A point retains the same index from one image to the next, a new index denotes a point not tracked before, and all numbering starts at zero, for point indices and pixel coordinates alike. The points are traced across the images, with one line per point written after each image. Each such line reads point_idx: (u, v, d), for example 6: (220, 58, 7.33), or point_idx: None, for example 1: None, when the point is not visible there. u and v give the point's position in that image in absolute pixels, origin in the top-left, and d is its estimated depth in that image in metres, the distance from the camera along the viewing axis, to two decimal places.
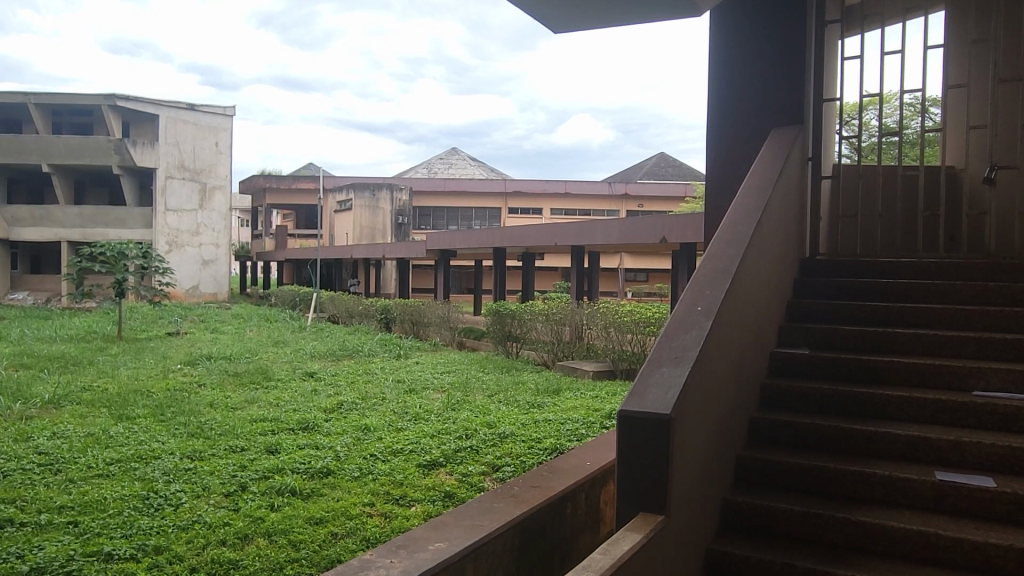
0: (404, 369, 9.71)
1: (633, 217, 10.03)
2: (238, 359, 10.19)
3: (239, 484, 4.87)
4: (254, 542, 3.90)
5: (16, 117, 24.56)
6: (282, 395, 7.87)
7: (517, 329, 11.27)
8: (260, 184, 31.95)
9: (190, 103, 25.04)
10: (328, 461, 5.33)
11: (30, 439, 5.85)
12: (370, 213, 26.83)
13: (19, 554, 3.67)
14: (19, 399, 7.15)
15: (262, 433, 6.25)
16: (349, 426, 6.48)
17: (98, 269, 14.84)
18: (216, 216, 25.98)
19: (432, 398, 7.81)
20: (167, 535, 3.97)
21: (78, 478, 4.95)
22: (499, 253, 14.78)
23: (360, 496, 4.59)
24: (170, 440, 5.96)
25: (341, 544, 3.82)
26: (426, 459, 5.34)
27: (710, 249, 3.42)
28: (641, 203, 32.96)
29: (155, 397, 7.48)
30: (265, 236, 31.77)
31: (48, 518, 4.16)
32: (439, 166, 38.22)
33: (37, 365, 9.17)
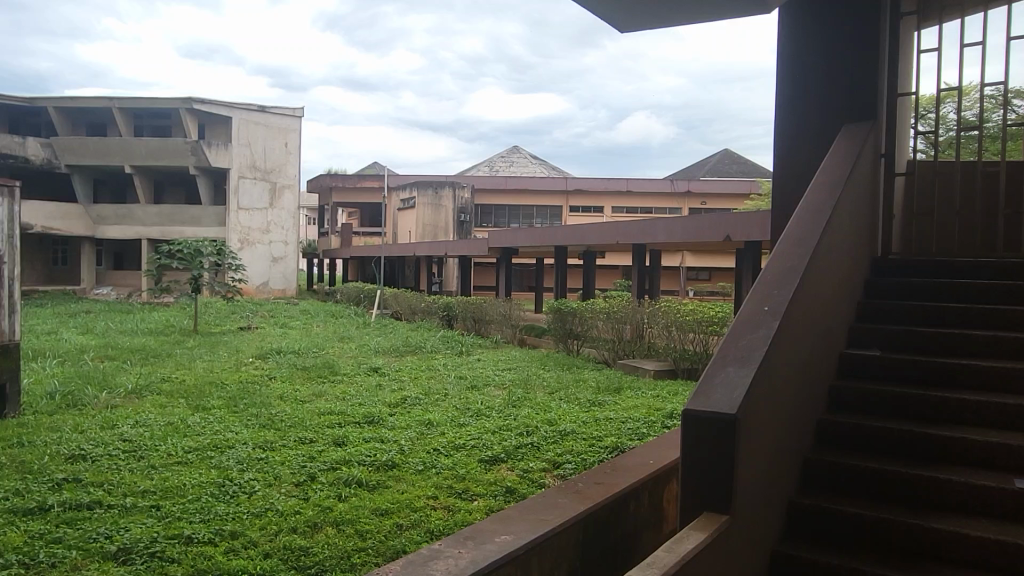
0: (467, 365, 9.86)
1: (696, 214, 9.89)
2: (306, 353, 10.50)
3: (308, 474, 5.04)
4: (323, 531, 4.04)
5: (100, 121, 25.81)
6: (348, 389, 8.10)
7: (578, 327, 11.25)
8: (327, 183, 32.79)
9: (261, 105, 25.81)
10: (393, 455, 5.47)
11: (116, 426, 6.18)
12: (432, 210, 27.15)
13: (107, 535, 3.89)
14: (105, 388, 7.58)
15: (330, 425, 6.45)
16: (413, 420, 6.63)
17: (176, 265, 15.50)
18: (285, 214, 26.83)
19: (494, 394, 7.91)
20: (242, 521, 4.15)
21: (159, 464, 5.23)
22: (559, 251, 14.77)
23: (424, 489, 4.70)
24: (243, 430, 6.20)
25: (406, 535, 3.92)
26: (487, 454, 5.43)
27: (778, 249, 3.36)
28: (704, 201, 32.54)
29: (229, 389, 7.80)
30: (331, 233, 32.56)
31: (132, 502, 4.41)
32: (499, 165, 38.39)
33: (121, 356, 9.69)
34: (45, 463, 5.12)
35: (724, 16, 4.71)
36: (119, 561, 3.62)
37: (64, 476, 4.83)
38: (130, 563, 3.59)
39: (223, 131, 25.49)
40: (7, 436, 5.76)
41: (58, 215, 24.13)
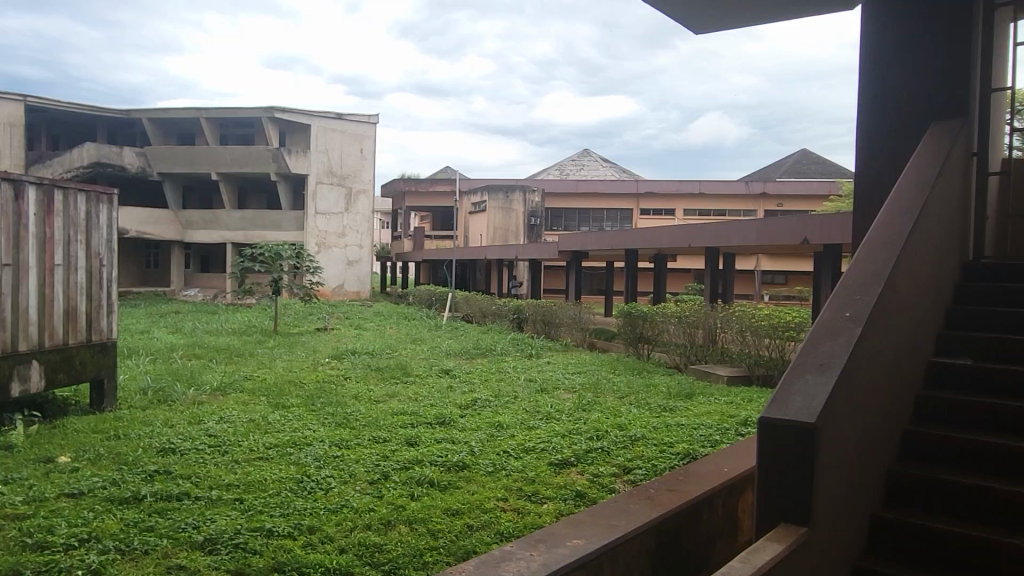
0: (536, 368, 9.88)
1: (773, 217, 9.61)
2: (380, 354, 10.75)
3: (382, 472, 5.16)
4: (396, 528, 4.13)
5: (189, 131, 27.09)
6: (420, 390, 8.26)
7: (648, 331, 11.11)
8: (400, 188, 33.44)
9: (338, 112, 26.54)
10: (464, 456, 5.54)
11: (202, 422, 6.48)
12: (503, 214, 27.33)
13: (195, 525, 4.09)
14: (193, 385, 7.95)
15: (403, 426, 6.58)
16: (484, 422, 6.70)
17: (258, 268, 16.11)
18: (360, 218, 27.53)
19: (563, 398, 7.90)
20: (320, 516, 4.28)
21: (241, 459, 5.45)
22: (631, 254, 14.61)
23: (494, 491, 4.75)
24: (320, 429, 6.40)
25: (477, 536, 3.97)
26: (557, 457, 5.44)
27: (860, 253, 3.25)
28: (780, 203, 31.70)
29: (306, 388, 8.07)
30: (404, 237, 33.18)
31: (218, 495, 4.61)
32: (570, 168, 38.26)
33: (207, 355, 10.15)
34: (140, 455, 5.42)
35: (803, 14, 4.60)
36: (206, 550, 3.79)
37: (155, 468, 5.09)
38: (216, 553, 3.76)
39: (302, 138, 26.35)
40: (106, 428, 6.13)
41: (150, 220, 25.48)
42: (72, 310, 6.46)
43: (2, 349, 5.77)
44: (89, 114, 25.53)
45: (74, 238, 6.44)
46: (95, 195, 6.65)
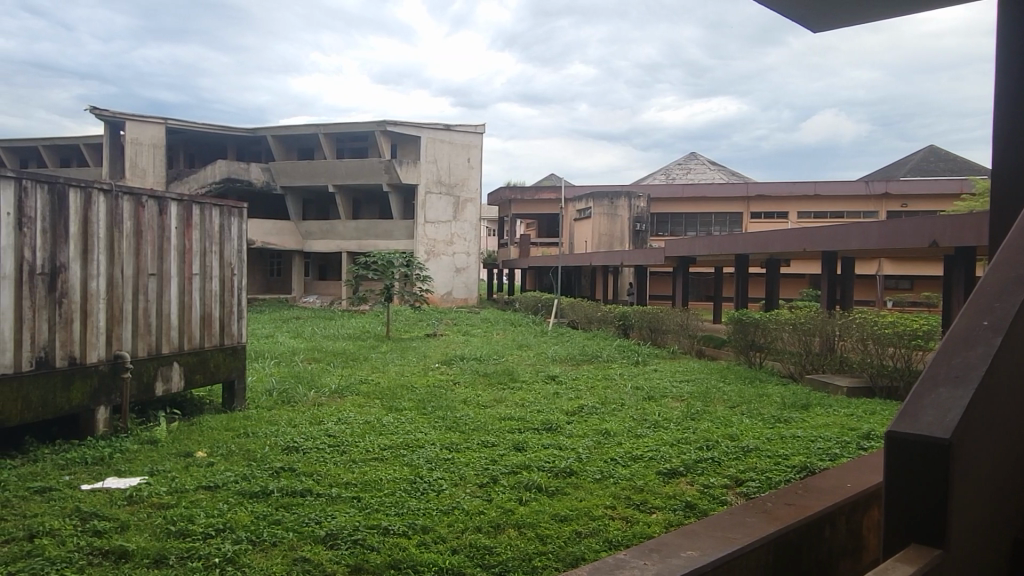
0: (643, 375, 9.76)
1: (898, 219, 9.04)
2: (488, 360, 10.94)
3: (491, 476, 5.26)
4: (506, 532, 4.20)
5: (307, 145, 28.56)
6: (528, 396, 8.33)
7: (761, 339, 10.71)
8: (506, 196, 33.89)
9: (447, 124, 27.19)
10: (571, 462, 5.56)
11: (323, 422, 6.83)
12: (608, 219, 27.13)
13: (318, 520, 4.32)
14: (314, 388, 8.40)
15: (511, 431, 6.68)
16: (591, 429, 6.69)
17: (372, 276, 16.76)
18: (468, 227, 28.16)
19: (672, 406, 7.76)
20: (433, 517, 4.41)
21: (359, 459, 5.70)
22: (741, 259, 14.16)
23: (602, 498, 4.75)
24: (431, 431, 6.60)
25: (586, 542, 3.99)
26: (666, 467, 5.36)
27: (997, 259, 3.03)
28: (904, 203, 29.87)
29: (418, 392, 8.35)
30: (509, 244, 33.58)
31: (338, 492, 4.85)
32: (676, 172, 37.51)
33: (326, 359, 10.67)
34: (267, 452, 5.78)
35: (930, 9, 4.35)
36: (327, 545, 4.00)
37: (281, 465, 5.42)
38: (337, 547, 3.95)
39: (413, 149, 27.19)
40: (237, 426, 6.57)
41: (274, 231, 27.07)
42: (207, 315, 6.97)
43: (148, 351, 6.30)
44: (218, 133, 27.40)
45: (209, 249, 6.95)
46: (227, 209, 7.15)
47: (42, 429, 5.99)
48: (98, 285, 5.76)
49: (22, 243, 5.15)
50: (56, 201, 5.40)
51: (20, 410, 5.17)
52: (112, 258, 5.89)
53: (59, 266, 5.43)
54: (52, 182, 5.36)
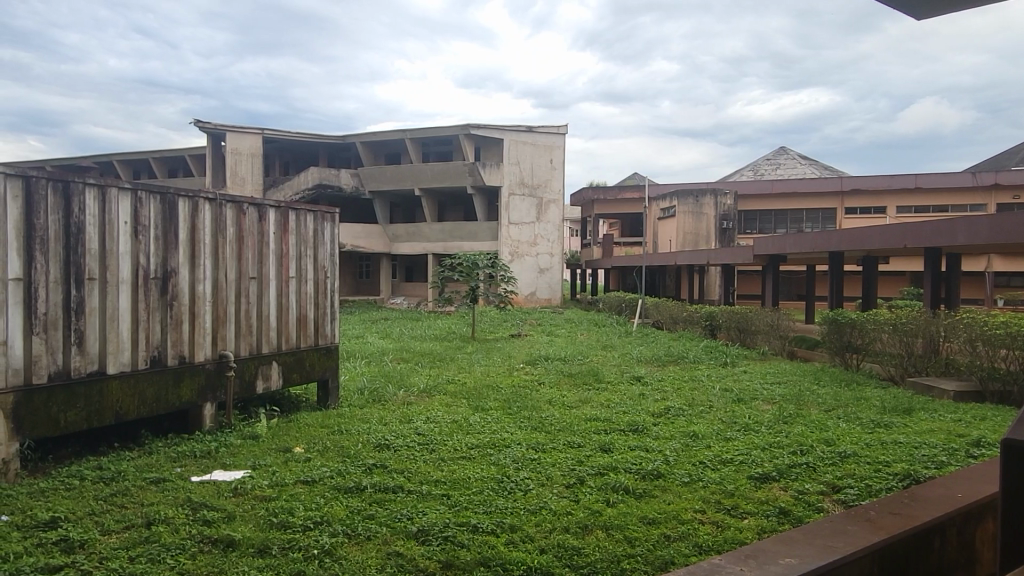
0: (732, 377, 9.51)
1: (1011, 212, 8.46)
2: (573, 360, 10.92)
3: (578, 477, 5.26)
4: (593, 533, 4.19)
5: (393, 150, 29.29)
6: (613, 397, 8.27)
7: (858, 340, 10.27)
8: (588, 195, 33.74)
9: (529, 125, 27.30)
10: (659, 464, 5.50)
11: (412, 421, 7.01)
12: (693, 218, 26.55)
13: (409, 516, 4.43)
14: (402, 387, 8.63)
15: (596, 432, 6.66)
16: (678, 432, 6.59)
17: (457, 277, 17.04)
18: (551, 227, 28.22)
19: (763, 409, 7.55)
20: (520, 516, 4.46)
21: (448, 457, 5.82)
22: (835, 256, 13.61)
23: (691, 502, 4.67)
24: (517, 431, 6.66)
25: (675, 546, 3.94)
26: (757, 471, 5.23)
27: None
28: (1016, 195, 27.97)
29: (504, 392, 8.43)
30: (592, 244, 33.41)
31: (428, 489, 4.97)
32: (765, 168, 36.34)
33: (414, 359, 10.93)
34: (360, 449, 5.98)
35: None
36: (419, 540, 4.10)
37: (373, 462, 5.60)
38: (428, 544, 4.05)
39: (496, 152, 27.37)
40: (331, 423, 6.83)
41: (362, 234, 27.91)
42: (303, 316, 7.26)
43: (250, 351, 6.63)
44: (310, 141, 28.47)
45: (304, 253, 7.25)
46: (321, 214, 7.43)
47: (155, 423, 6.40)
48: (204, 289, 6.11)
49: (137, 250, 5.52)
50: (167, 210, 5.76)
51: (136, 405, 5.55)
52: (216, 263, 6.23)
53: (170, 270, 5.79)
54: (163, 192, 5.72)
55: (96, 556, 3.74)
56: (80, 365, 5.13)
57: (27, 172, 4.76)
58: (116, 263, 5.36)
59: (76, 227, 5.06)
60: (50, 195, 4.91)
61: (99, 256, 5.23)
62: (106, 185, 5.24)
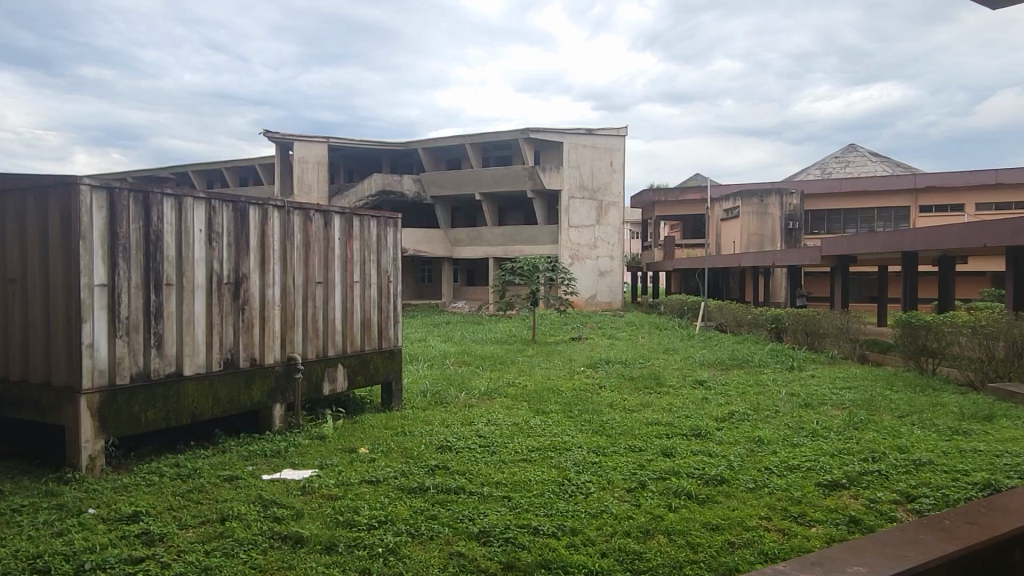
0: (799, 382, 9.25)
1: None
2: (633, 364, 10.84)
3: (639, 481, 5.23)
4: (655, 538, 4.16)
5: (454, 156, 29.62)
6: (675, 401, 8.17)
7: (934, 343, 9.84)
8: (649, 197, 33.36)
9: (589, 128, 27.19)
10: (722, 470, 5.40)
11: (473, 423, 7.08)
12: (758, 219, 25.94)
13: (470, 517, 4.49)
14: (464, 390, 8.72)
15: (658, 436, 6.60)
16: (742, 437, 6.46)
17: (518, 281, 17.10)
18: (611, 230, 28.04)
19: (832, 415, 7.32)
20: (581, 519, 4.45)
21: (508, 460, 5.86)
22: (908, 257, 13.09)
23: (756, 508, 4.58)
24: (578, 435, 6.66)
25: (740, 553, 3.87)
26: (826, 478, 5.09)
27: None
28: None
29: (564, 395, 8.42)
30: (653, 246, 33.00)
31: (489, 491, 5.02)
32: (833, 166, 35.24)
33: (475, 362, 11.03)
34: (423, 450, 6.09)
35: None
36: (480, 541, 4.15)
37: (436, 463, 5.69)
38: (489, 544, 4.10)
39: (556, 155, 27.36)
40: (395, 425, 6.96)
41: (425, 239, 28.33)
42: (367, 320, 7.43)
43: (317, 353, 6.83)
44: (373, 149, 29.06)
45: (368, 258, 7.42)
46: (384, 220, 7.59)
47: (228, 423, 6.66)
48: (273, 293, 6.33)
49: (211, 256, 5.76)
50: (239, 218, 5.99)
51: (211, 406, 5.79)
52: (285, 268, 6.44)
53: (241, 276, 6.02)
54: (235, 201, 5.95)
55: (175, 549, 3.92)
56: (159, 366, 5.39)
57: (110, 184, 5.02)
58: (191, 269, 5.61)
59: (156, 235, 5.32)
60: (132, 204, 5.18)
61: (176, 262, 5.49)
62: (183, 195, 5.49)
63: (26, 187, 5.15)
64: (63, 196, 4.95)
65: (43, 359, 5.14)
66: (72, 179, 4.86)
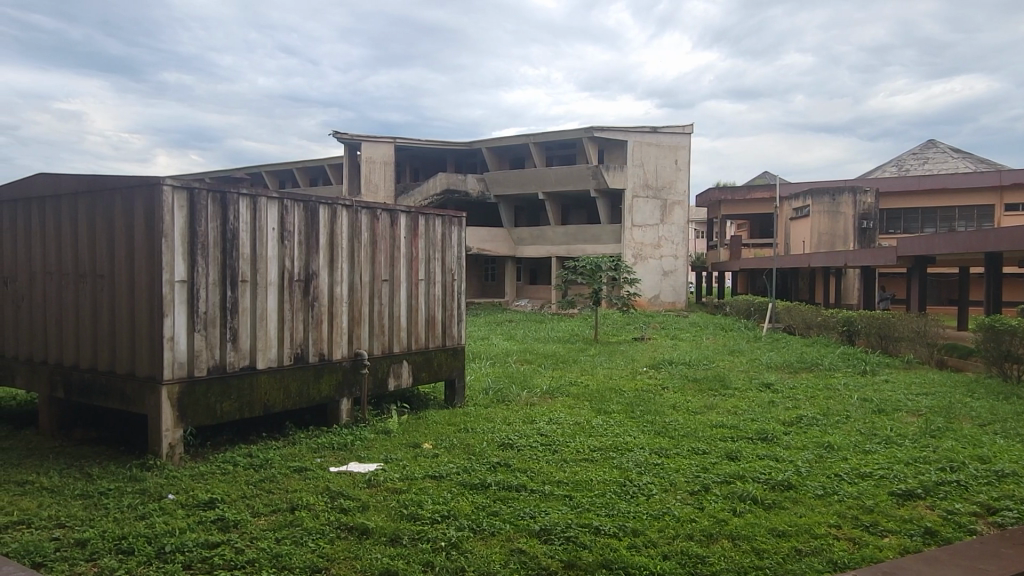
0: (872, 386, 8.93)
1: None
2: (698, 366, 10.68)
3: (703, 484, 5.15)
4: (719, 542, 4.10)
5: (518, 155, 29.71)
6: (740, 404, 8.00)
7: (1020, 349, 9.36)
8: (716, 196, 32.71)
9: (654, 126, 26.85)
10: (790, 475, 5.28)
11: (535, 421, 7.11)
12: (830, 218, 25.12)
13: (532, 515, 4.52)
14: (527, 388, 8.77)
15: (723, 439, 6.49)
16: (811, 442, 6.29)
17: (580, 280, 17.04)
18: (676, 229, 27.66)
19: (907, 421, 7.06)
20: (643, 521, 4.42)
21: (570, 459, 5.86)
22: (992, 257, 12.49)
23: (825, 516, 4.46)
24: (640, 435, 6.61)
25: (807, 561, 3.78)
26: (900, 487, 4.91)
27: None
28: None
29: (627, 395, 8.37)
30: (719, 245, 32.37)
31: (550, 489, 5.03)
32: (911, 162, 33.81)
33: (537, 361, 11.06)
34: (485, 447, 6.15)
35: None
36: (542, 539, 4.18)
37: (498, 460, 5.74)
38: (551, 543, 4.11)
39: (620, 154, 27.13)
40: (458, 421, 7.06)
41: (488, 238, 28.54)
42: (431, 318, 7.54)
43: (382, 350, 6.98)
44: (438, 149, 29.42)
45: (432, 257, 7.53)
46: (449, 219, 7.68)
47: (298, 416, 6.88)
48: (342, 291, 6.50)
49: (283, 254, 5.96)
50: (310, 217, 6.18)
51: (282, 399, 6.00)
52: (353, 266, 6.61)
53: (312, 273, 6.21)
54: (306, 201, 6.14)
55: (248, 536, 4.09)
56: (234, 360, 5.61)
57: (190, 185, 5.26)
58: (265, 267, 5.81)
59: (232, 234, 5.54)
60: (210, 204, 5.40)
61: (251, 260, 5.70)
62: (258, 195, 5.69)
63: (114, 188, 5.43)
64: (148, 196, 5.21)
65: (128, 351, 5.42)
66: (156, 180, 5.11)
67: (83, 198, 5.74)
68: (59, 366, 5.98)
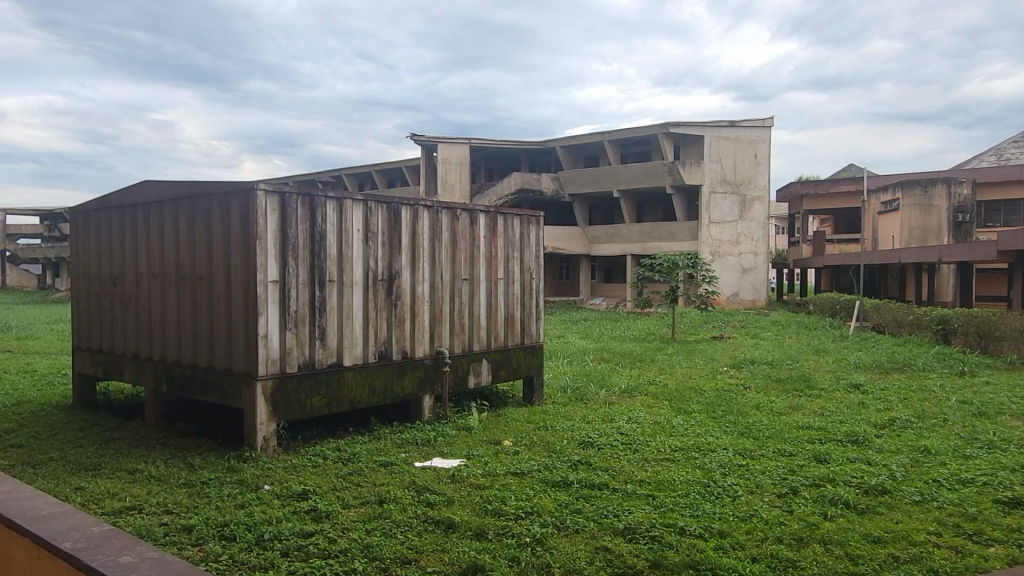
0: (972, 388, 8.47)
1: None
2: (782, 365, 10.37)
3: (791, 487, 5.01)
4: (810, 546, 3.98)
5: (591, 153, 29.55)
6: (828, 405, 7.74)
7: None
8: (796, 191, 31.62)
9: (732, 120, 26.20)
10: (885, 480, 5.08)
11: (615, 420, 7.06)
12: (921, 211, 23.92)
13: (615, 513, 4.50)
14: (605, 386, 8.72)
15: (810, 441, 6.29)
16: (906, 445, 6.03)
17: (658, 278, 16.79)
18: (756, 225, 26.96)
19: (1013, 425, 6.66)
20: (730, 522, 4.34)
21: (651, 458, 5.80)
22: None
23: (924, 522, 4.27)
24: (723, 436, 6.47)
25: (905, 568, 3.64)
26: (1005, 495, 4.65)
27: None
28: None
29: (708, 395, 8.22)
30: (801, 241, 31.29)
31: (633, 489, 4.99)
32: (1011, 151, 31.86)
33: (615, 360, 10.98)
34: (565, 445, 6.15)
35: None
36: (626, 537, 4.16)
37: (578, 458, 5.73)
38: (636, 542, 4.08)
39: (697, 150, 26.60)
40: (537, 419, 7.09)
41: (562, 237, 28.53)
42: (510, 316, 7.60)
43: (463, 348, 7.08)
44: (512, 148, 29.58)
45: (511, 255, 7.59)
46: (526, 218, 7.72)
47: (383, 413, 7.05)
48: (423, 289, 6.63)
49: (368, 254, 6.13)
50: (392, 217, 6.33)
51: (367, 394, 6.16)
52: (434, 266, 6.73)
53: (394, 273, 6.35)
54: (389, 202, 6.29)
55: (339, 526, 4.22)
56: (323, 357, 5.81)
57: (282, 189, 5.48)
58: (350, 267, 5.99)
59: (321, 235, 5.74)
60: (300, 207, 5.61)
61: (337, 260, 5.89)
62: (343, 197, 5.88)
63: (213, 193, 5.71)
64: (243, 201, 5.46)
65: (225, 348, 5.68)
66: (250, 186, 5.35)
67: (184, 203, 6.06)
68: (163, 362, 6.32)
